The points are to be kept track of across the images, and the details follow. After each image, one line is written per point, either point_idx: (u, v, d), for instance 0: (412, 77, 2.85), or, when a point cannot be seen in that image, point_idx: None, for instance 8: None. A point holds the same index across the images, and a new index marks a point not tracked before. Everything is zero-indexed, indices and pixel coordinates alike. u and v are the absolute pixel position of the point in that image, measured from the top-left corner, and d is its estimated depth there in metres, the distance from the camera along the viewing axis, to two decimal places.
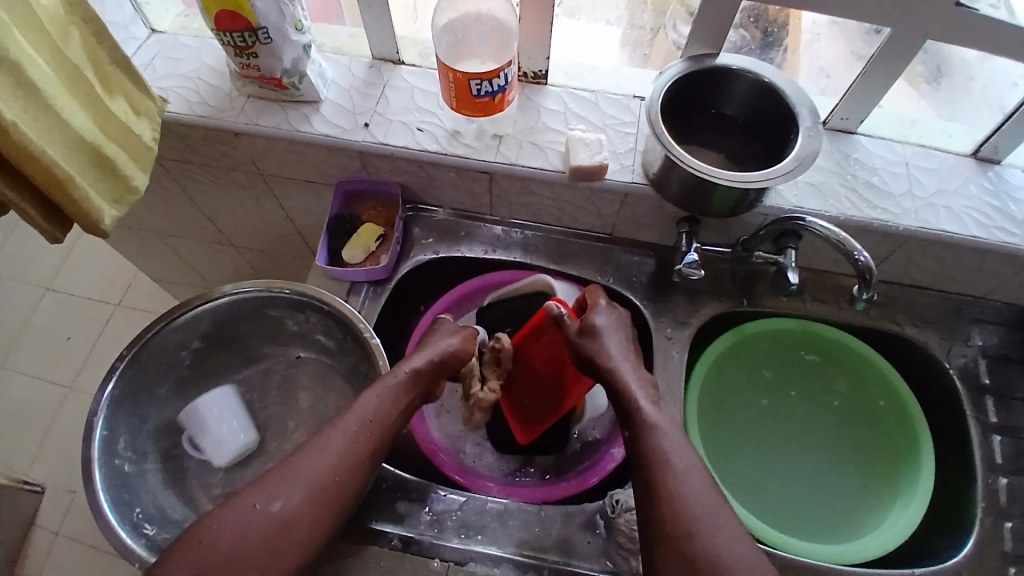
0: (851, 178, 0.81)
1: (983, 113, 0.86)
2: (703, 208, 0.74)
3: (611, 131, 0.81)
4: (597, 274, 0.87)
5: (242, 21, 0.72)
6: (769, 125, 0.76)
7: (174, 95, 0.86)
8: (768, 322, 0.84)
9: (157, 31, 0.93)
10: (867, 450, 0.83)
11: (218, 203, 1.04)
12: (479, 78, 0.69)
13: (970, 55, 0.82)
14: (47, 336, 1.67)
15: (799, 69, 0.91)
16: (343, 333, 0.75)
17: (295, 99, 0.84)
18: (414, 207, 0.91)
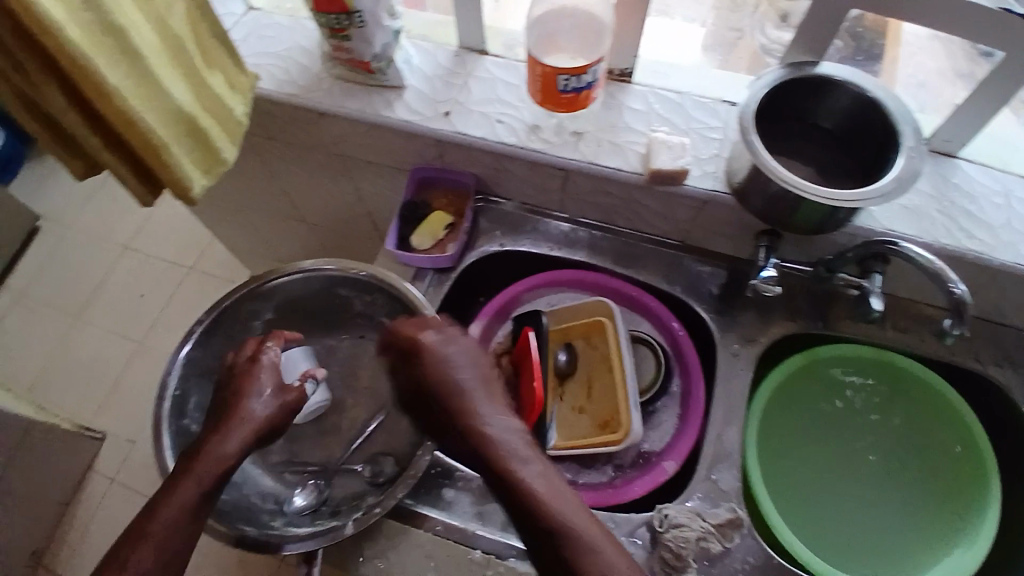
0: (948, 205, 0.76)
1: None
2: (787, 222, 0.71)
3: (695, 136, 0.79)
4: (666, 281, 0.85)
5: (338, 4, 0.74)
6: (868, 142, 0.73)
7: (267, 72, 0.89)
8: (843, 347, 0.79)
9: (254, 9, 0.96)
10: (932, 486, 0.77)
11: (295, 180, 1.07)
12: (568, 73, 0.68)
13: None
14: (124, 292, 1.77)
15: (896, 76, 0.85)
16: (408, 317, 0.76)
17: (381, 84, 0.86)
18: (485, 197, 0.90)
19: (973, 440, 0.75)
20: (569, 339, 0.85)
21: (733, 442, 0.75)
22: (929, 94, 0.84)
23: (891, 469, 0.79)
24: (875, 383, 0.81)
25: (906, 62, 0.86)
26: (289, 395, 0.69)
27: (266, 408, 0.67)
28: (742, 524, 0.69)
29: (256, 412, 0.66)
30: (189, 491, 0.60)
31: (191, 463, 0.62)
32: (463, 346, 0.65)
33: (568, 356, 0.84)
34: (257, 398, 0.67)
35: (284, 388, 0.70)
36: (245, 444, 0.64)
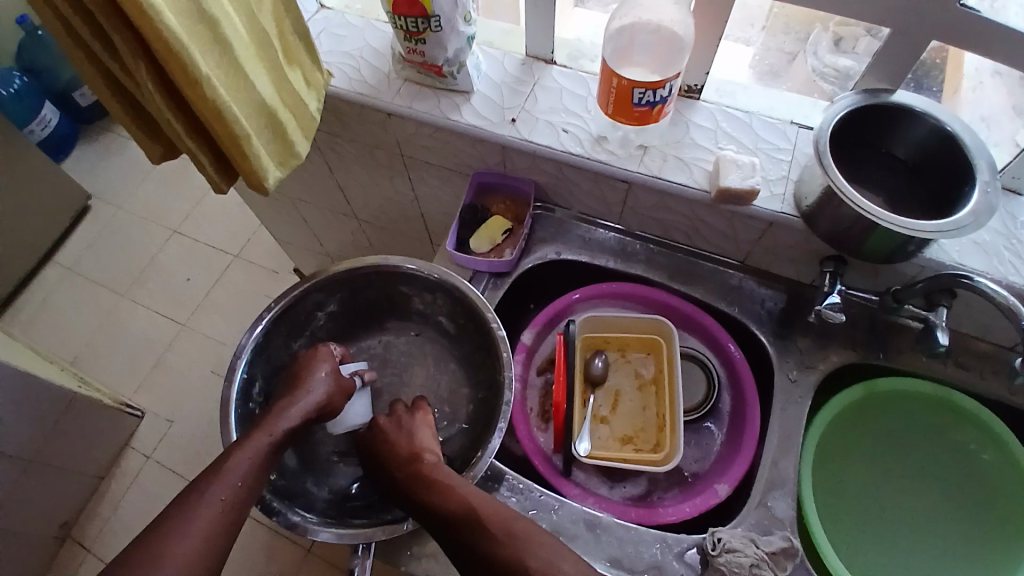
0: (1019, 243, 0.74)
1: None
2: (856, 249, 0.70)
3: (763, 156, 0.78)
4: (722, 301, 0.84)
5: (418, 7, 0.76)
6: (942, 175, 0.71)
7: (338, 71, 0.91)
8: (904, 381, 0.78)
9: (325, 9, 0.99)
10: (995, 527, 0.74)
11: (352, 176, 1.09)
12: (644, 87, 0.68)
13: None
14: (170, 276, 1.82)
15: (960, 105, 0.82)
16: (467, 319, 0.77)
17: (449, 88, 0.87)
18: (544, 205, 0.91)
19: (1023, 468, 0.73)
20: (605, 348, 0.85)
21: (788, 470, 0.73)
22: (990, 129, 0.82)
23: (942, 503, 0.77)
24: (921, 413, 0.79)
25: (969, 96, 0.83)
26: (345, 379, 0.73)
27: (329, 386, 0.71)
28: (797, 554, 0.68)
29: (317, 388, 0.70)
30: (261, 442, 0.63)
31: (260, 421, 0.65)
32: (414, 427, 0.69)
33: (604, 363, 0.83)
34: (320, 374, 0.71)
35: (339, 373, 0.73)
36: (308, 414, 0.68)
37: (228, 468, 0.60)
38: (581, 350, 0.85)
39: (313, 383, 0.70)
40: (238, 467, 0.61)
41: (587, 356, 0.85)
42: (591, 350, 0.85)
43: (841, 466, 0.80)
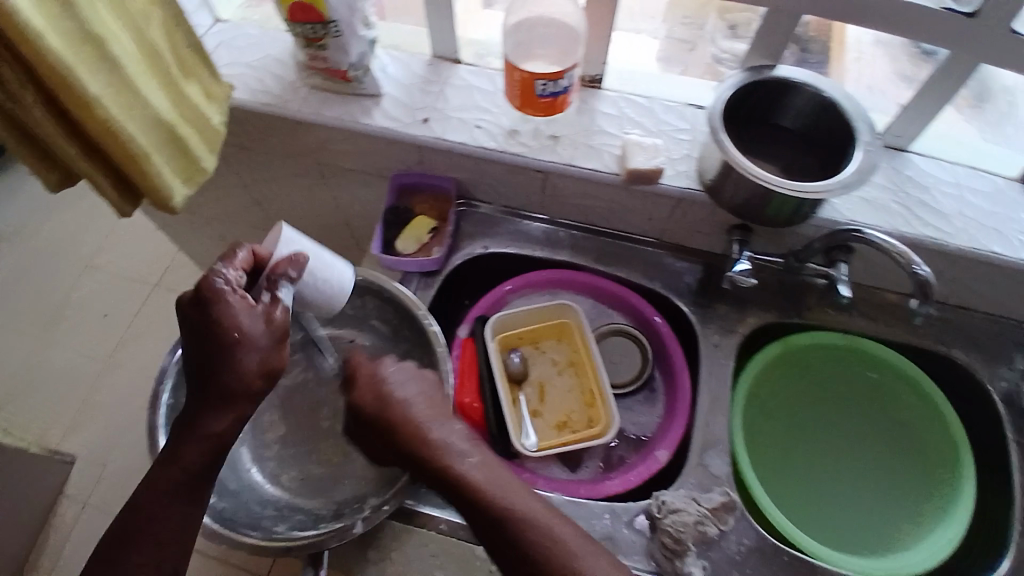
0: (904, 196, 0.81)
1: None
2: (758, 216, 0.75)
3: (666, 137, 0.82)
4: (646, 277, 0.88)
5: (314, 13, 0.75)
6: (828, 139, 0.76)
7: (241, 83, 0.89)
8: (817, 334, 0.83)
9: (221, 21, 0.96)
10: (912, 450, 0.82)
11: (269, 189, 1.06)
12: (544, 78, 0.70)
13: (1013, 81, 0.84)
14: (87, 312, 1.71)
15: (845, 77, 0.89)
16: (399, 319, 0.77)
17: (357, 92, 0.86)
18: (466, 201, 0.91)
19: (930, 397, 0.80)
20: (520, 344, 0.86)
21: (721, 429, 0.77)
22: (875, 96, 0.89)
23: (875, 446, 0.84)
24: (837, 367, 0.85)
25: (850, 67, 0.89)
26: (278, 317, 0.62)
27: (259, 358, 0.61)
28: (735, 506, 0.72)
29: (244, 364, 0.60)
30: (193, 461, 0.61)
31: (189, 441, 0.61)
32: (414, 392, 0.67)
33: (521, 359, 0.84)
34: (244, 346, 0.60)
35: (260, 321, 0.61)
36: (234, 417, 0.62)
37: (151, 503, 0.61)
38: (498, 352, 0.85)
39: (235, 362, 0.60)
40: (167, 514, 0.61)
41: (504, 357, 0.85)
42: (508, 350, 0.85)
43: (778, 429, 0.84)
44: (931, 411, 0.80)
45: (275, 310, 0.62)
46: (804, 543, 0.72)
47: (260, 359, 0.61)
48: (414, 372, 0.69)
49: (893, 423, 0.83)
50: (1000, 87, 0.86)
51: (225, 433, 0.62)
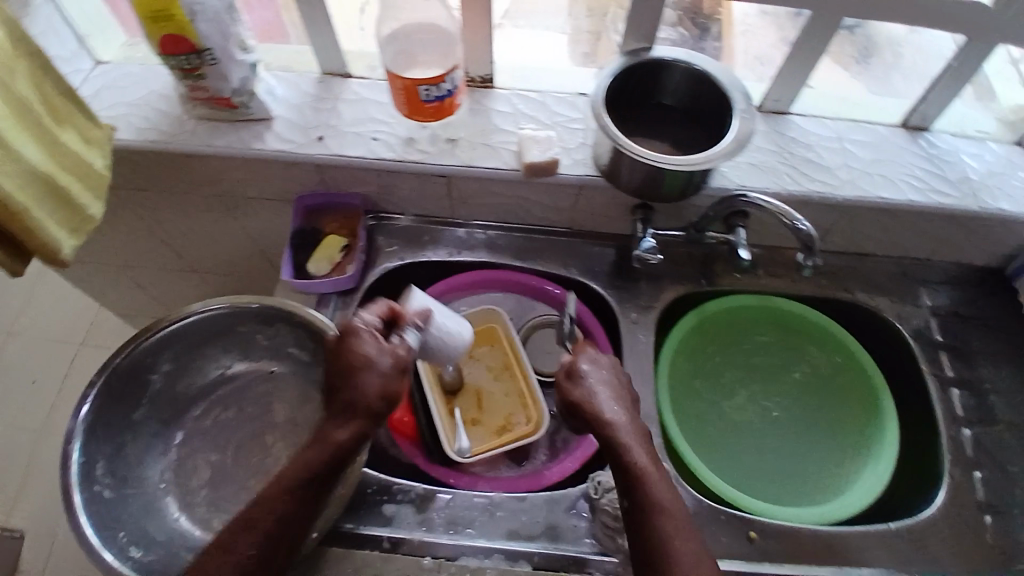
0: (790, 156, 0.84)
1: (910, 86, 0.93)
2: (656, 194, 0.77)
3: (560, 128, 0.84)
4: (563, 267, 0.89)
5: (185, 44, 0.73)
6: (708, 111, 0.80)
7: (125, 123, 0.86)
8: (728, 300, 0.87)
9: (102, 63, 0.92)
10: (835, 395, 0.86)
11: (177, 228, 1.03)
12: (427, 83, 0.71)
13: (897, 31, 0.92)
14: (9, 381, 1.61)
15: (735, 53, 0.93)
16: (316, 344, 0.75)
17: (246, 118, 0.84)
18: (376, 215, 0.91)
19: (842, 343, 0.85)
20: None
21: (650, 403, 0.80)
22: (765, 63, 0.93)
23: (804, 392, 0.87)
24: (756, 327, 0.89)
25: (739, 40, 0.94)
26: (400, 353, 0.67)
27: (381, 382, 0.65)
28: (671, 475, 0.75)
29: (369, 384, 0.65)
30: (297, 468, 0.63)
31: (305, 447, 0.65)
32: (600, 376, 0.70)
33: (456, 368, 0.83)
34: (370, 369, 0.65)
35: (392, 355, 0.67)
36: (356, 428, 0.64)
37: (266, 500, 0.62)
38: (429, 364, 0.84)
39: (359, 382, 0.65)
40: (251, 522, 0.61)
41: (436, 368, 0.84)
42: None
43: (711, 393, 0.87)
44: (846, 355, 0.86)
45: (399, 347, 0.67)
46: (748, 504, 0.75)
47: (380, 384, 0.65)
48: (608, 360, 0.73)
49: (812, 370, 0.88)
50: (884, 41, 0.93)
51: (347, 443, 0.64)
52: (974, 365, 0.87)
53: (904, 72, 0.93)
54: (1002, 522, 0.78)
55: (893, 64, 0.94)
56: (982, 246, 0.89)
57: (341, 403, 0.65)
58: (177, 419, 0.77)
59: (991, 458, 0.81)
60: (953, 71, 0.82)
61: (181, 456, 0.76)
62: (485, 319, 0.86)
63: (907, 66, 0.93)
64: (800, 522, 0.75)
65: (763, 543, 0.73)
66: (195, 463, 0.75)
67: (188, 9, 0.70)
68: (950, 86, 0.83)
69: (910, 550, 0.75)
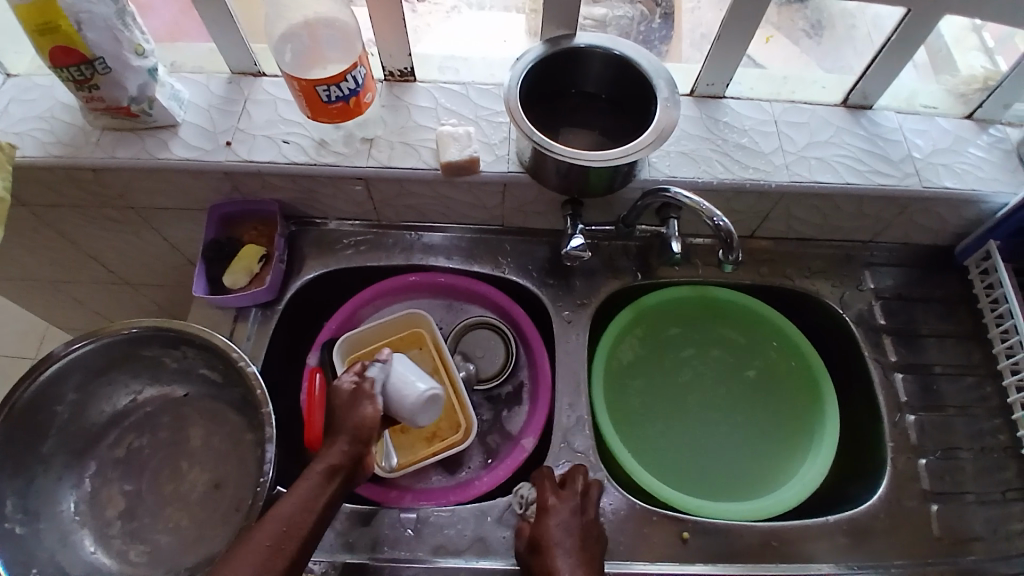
0: (722, 143, 0.81)
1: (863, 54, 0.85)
2: (581, 189, 0.74)
3: (483, 123, 0.80)
4: (495, 268, 0.86)
5: (75, 55, 0.68)
6: (630, 98, 0.77)
7: (28, 138, 0.80)
8: (664, 293, 0.84)
9: (14, 76, 0.85)
10: (778, 383, 0.84)
11: (101, 242, 0.98)
12: (325, 83, 0.68)
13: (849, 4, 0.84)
14: None
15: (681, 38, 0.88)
16: (224, 364, 0.73)
17: (150, 126, 0.80)
18: (298, 222, 0.87)
19: (781, 330, 0.84)
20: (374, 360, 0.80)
21: (583, 405, 0.78)
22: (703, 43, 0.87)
23: (747, 386, 0.85)
24: (696, 321, 0.87)
25: (688, 18, 0.88)
26: (365, 384, 0.66)
27: (370, 407, 0.64)
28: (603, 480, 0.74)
29: (363, 413, 0.64)
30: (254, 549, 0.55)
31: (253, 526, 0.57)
32: (571, 527, 0.66)
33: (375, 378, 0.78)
34: (356, 400, 0.65)
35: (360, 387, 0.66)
36: (361, 447, 0.62)
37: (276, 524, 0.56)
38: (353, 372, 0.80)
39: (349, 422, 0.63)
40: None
41: None
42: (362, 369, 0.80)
43: (652, 390, 0.85)
44: (786, 345, 0.84)
45: (364, 379, 0.66)
46: (687, 504, 0.73)
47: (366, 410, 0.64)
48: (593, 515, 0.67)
49: (754, 359, 0.86)
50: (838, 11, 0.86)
51: (356, 460, 0.62)
52: (919, 349, 0.85)
53: (857, 44, 0.86)
54: (946, 511, 0.77)
55: (849, 35, 0.87)
56: (927, 226, 0.87)
57: (344, 425, 0.63)
58: (91, 448, 0.74)
59: (936, 445, 0.80)
60: (891, 47, 0.77)
61: (95, 487, 0.73)
62: (411, 322, 0.83)
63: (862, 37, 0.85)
64: (733, 522, 0.73)
65: (697, 544, 0.71)
66: (111, 493, 0.72)
67: (74, 17, 0.65)
68: (890, 61, 0.78)
69: (850, 544, 0.74)
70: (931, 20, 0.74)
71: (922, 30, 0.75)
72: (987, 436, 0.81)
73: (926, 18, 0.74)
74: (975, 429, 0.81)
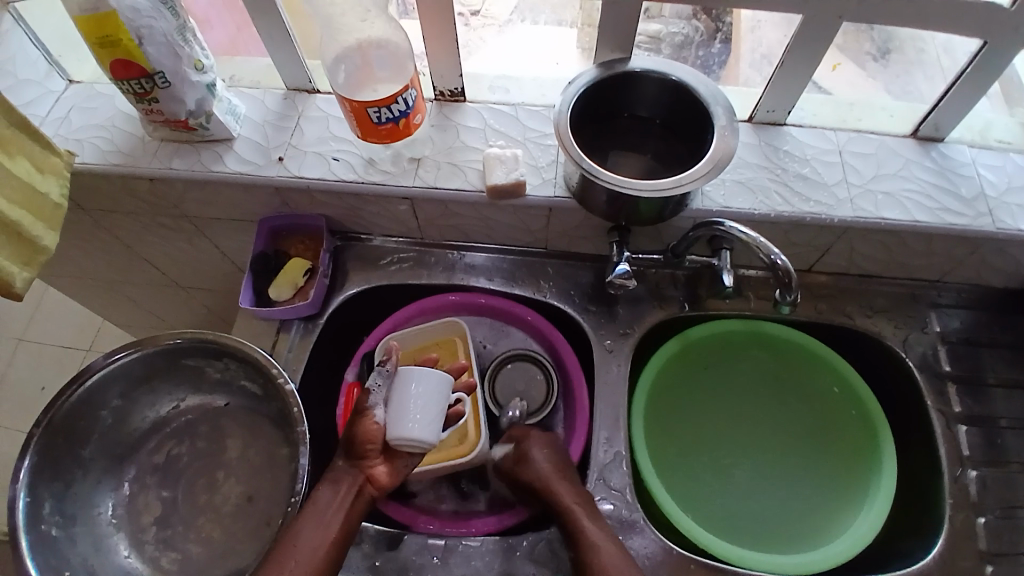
0: (781, 172, 0.77)
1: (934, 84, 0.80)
2: (629, 217, 0.71)
3: (531, 145, 0.79)
4: (538, 293, 0.85)
5: (135, 68, 0.70)
6: (686, 123, 0.74)
7: (88, 146, 0.83)
8: (711, 326, 0.81)
9: (75, 83, 0.89)
10: (829, 428, 0.80)
11: (155, 247, 1.01)
12: (376, 105, 0.68)
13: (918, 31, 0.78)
14: None
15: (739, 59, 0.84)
16: (263, 379, 0.74)
17: (206, 139, 0.82)
18: (343, 236, 0.88)
19: (838, 372, 0.79)
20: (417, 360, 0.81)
21: (621, 440, 0.76)
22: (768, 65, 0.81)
23: (795, 426, 0.81)
24: (743, 355, 0.83)
25: (747, 39, 0.82)
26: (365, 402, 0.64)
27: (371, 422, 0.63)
28: (636, 521, 0.71)
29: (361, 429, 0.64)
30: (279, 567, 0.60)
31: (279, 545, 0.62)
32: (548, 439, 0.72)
33: None
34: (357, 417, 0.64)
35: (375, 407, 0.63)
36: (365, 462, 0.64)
37: (294, 545, 0.61)
38: None
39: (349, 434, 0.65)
40: None
41: None
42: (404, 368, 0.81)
43: (692, 427, 0.81)
44: (840, 389, 0.80)
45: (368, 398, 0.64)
46: (724, 551, 0.69)
47: (360, 425, 0.64)
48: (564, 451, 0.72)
49: (802, 400, 0.82)
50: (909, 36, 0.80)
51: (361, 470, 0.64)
52: (987, 400, 0.79)
53: (928, 68, 0.81)
54: None
55: (918, 60, 0.82)
56: (1001, 268, 0.81)
57: (346, 441, 0.65)
58: (131, 454, 0.76)
59: (1001, 503, 0.74)
60: (969, 77, 0.72)
61: (133, 492, 0.75)
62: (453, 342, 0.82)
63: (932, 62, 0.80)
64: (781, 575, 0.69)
65: None
66: (149, 500, 0.75)
67: (134, 32, 0.67)
68: (968, 92, 0.74)
69: None
70: (1015, 50, 0.69)
71: (1004, 60, 0.70)
72: None
73: (1009, 47, 0.69)
74: None
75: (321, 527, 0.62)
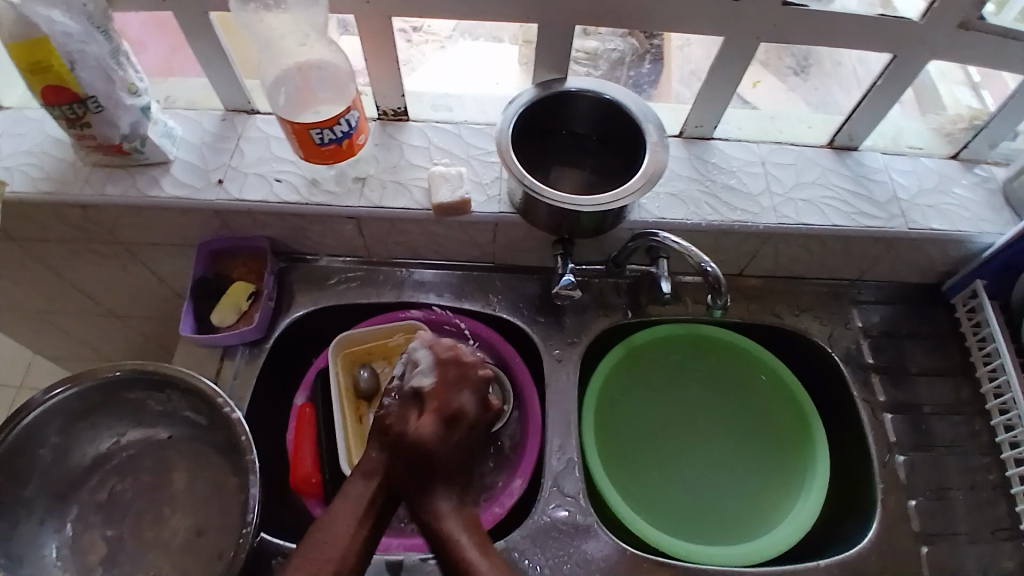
0: (710, 184, 0.82)
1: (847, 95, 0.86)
2: (570, 229, 0.73)
3: (474, 162, 0.81)
4: (486, 307, 0.86)
5: (65, 93, 0.68)
6: (620, 139, 0.78)
7: (16, 174, 0.80)
8: (654, 331, 0.85)
9: (3, 109, 0.85)
10: (767, 422, 0.84)
11: (88, 275, 0.97)
12: (318, 127, 0.68)
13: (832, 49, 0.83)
14: None
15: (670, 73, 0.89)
16: (209, 408, 0.73)
17: (142, 163, 0.80)
18: (287, 257, 0.87)
19: (770, 368, 0.84)
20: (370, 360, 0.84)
21: (573, 447, 0.78)
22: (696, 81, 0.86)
23: (735, 422, 0.85)
24: (681, 357, 0.87)
25: (677, 56, 0.87)
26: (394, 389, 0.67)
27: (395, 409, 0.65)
28: (592, 525, 0.73)
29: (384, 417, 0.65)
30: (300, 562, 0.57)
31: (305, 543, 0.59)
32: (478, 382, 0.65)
33: (371, 374, 0.83)
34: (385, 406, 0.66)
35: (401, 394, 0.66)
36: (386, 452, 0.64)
37: (321, 539, 0.58)
38: (343, 380, 0.82)
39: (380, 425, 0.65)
40: None
41: (349, 378, 0.83)
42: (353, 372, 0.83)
43: (639, 430, 0.84)
44: (773, 388, 0.84)
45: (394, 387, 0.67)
46: (678, 548, 0.72)
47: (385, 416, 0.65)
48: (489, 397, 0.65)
49: (738, 397, 0.86)
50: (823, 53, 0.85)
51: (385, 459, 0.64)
52: (908, 388, 0.85)
53: (844, 82, 0.86)
54: (936, 552, 0.76)
55: (834, 72, 0.87)
56: (914, 265, 0.87)
57: (374, 436, 0.65)
58: (72, 492, 0.73)
59: (927, 483, 0.80)
60: (878, 89, 0.78)
61: (75, 532, 0.72)
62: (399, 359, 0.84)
63: (846, 74, 0.86)
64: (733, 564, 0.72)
65: None
66: (93, 539, 0.72)
67: (66, 57, 0.65)
68: (876, 103, 0.80)
69: None
70: (917, 64, 0.76)
71: (907, 74, 0.77)
72: (978, 475, 0.80)
73: (910, 63, 0.75)
74: (966, 468, 0.81)
75: (348, 519, 0.60)
